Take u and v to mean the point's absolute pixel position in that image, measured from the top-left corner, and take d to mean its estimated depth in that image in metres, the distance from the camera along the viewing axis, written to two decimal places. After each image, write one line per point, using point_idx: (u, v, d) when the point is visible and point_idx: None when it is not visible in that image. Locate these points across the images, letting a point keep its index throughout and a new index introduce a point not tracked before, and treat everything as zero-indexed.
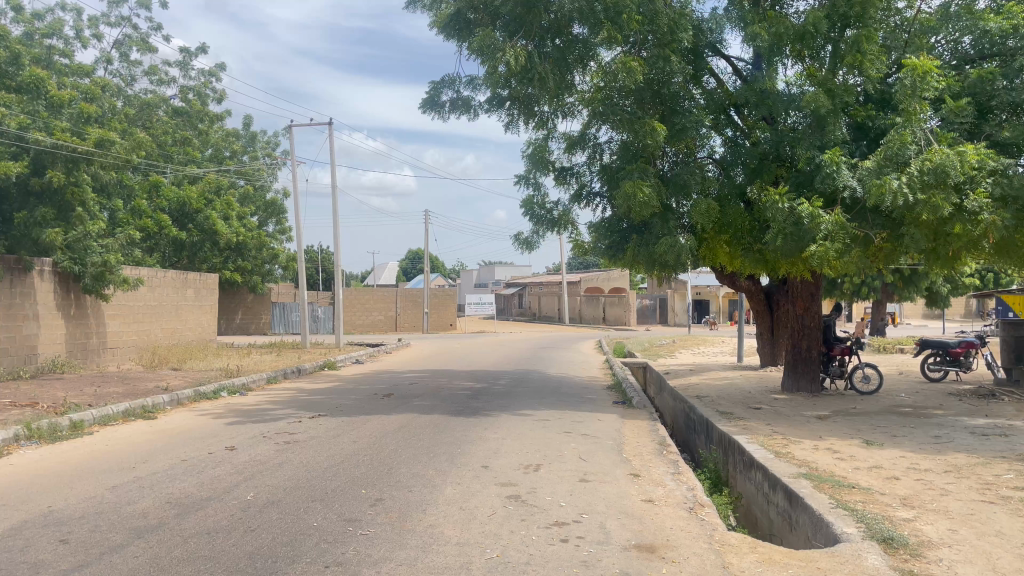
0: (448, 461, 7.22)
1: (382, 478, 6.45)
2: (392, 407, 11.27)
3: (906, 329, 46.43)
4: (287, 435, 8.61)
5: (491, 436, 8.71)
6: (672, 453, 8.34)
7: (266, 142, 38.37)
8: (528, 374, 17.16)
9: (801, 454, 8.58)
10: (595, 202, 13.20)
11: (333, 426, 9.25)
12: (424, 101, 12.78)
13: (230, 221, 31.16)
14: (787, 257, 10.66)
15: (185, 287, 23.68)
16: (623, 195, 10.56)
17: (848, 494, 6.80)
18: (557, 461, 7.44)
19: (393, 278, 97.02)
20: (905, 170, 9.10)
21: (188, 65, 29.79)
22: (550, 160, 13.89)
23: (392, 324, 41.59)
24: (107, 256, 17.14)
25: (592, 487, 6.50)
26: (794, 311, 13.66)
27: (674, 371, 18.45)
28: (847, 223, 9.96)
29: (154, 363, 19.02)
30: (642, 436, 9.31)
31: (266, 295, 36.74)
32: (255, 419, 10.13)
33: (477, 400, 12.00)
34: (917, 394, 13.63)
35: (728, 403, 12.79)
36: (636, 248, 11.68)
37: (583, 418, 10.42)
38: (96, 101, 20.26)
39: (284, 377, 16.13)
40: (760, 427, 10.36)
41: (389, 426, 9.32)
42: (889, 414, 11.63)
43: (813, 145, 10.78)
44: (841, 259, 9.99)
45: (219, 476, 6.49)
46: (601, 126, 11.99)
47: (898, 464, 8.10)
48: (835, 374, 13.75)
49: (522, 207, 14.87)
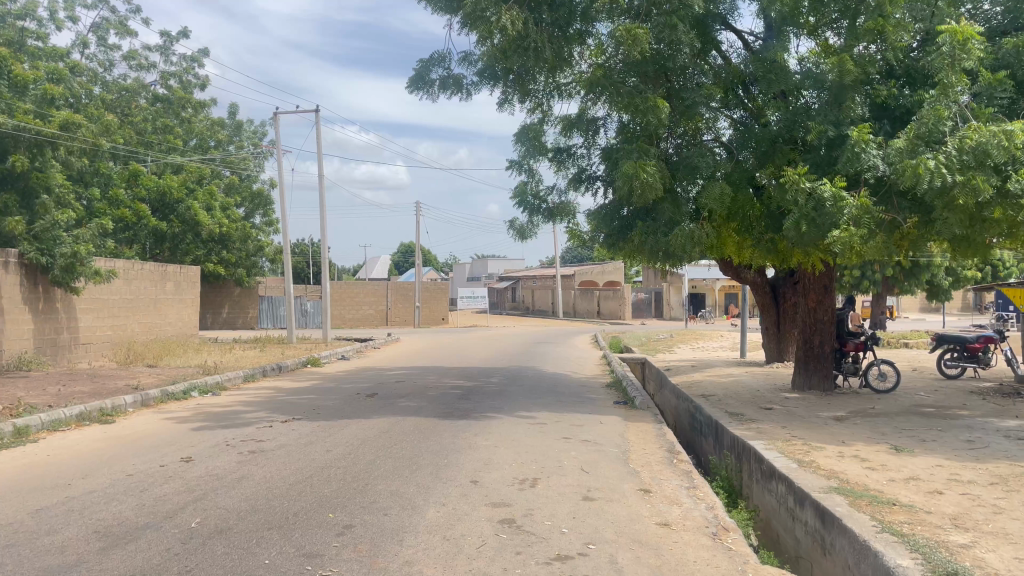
0: (431, 475, 6.32)
1: (354, 499, 5.56)
2: (375, 408, 10.34)
3: (905, 323, 45.72)
4: (254, 443, 7.69)
5: (481, 443, 7.81)
6: (684, 464, 7.48)
7: (252, 131, 37.37)
8: (523, 371, 16.23)
9: (827, 462, 7.71)
10: (595, 187, 12.30)
11: (306, 432, 8.31)
12: (411, 80, 11.84)
13: (213, 212, 30.04)
14: (804, 247, 9.81)
15: (165, 279, 22.74)
16: (624, 177, 9.65)
17: (891, 514, 5.95)
18: (556, 474, 6.55)
19: (385, 272, 95.95)
20: (940, 148, 8.33)
21: (169, 49, 28.69)
22: (545, 143, 12.97)
23: (383, 318, 40.64)
24: (76, 247, 16.10)
25: (598, 508, 5.62)
26: (804, 305, 12.84)
27: (675, 368, 17.56)
28: (872, 208, 9.14)
29: (129, 360, 18.04)
30: (649, 442, 8.43)
31: (253, 288, 35.78)
32: (222, 423, 9.18)
33: (468, 400, 11.10)
34: (936, 392, 12.78)
35: (737, 403, 11.97)
36: (640, 236, 10.78)
37: (583, 421, 9.52)
38: (65, 82, 19.25)
39: (263, 374, 15.18)
40: (776, 431, 9.49)
41: (370, 431, 8.41)
42: (912, 415, 10.79)
43: (828, 121, 9.90)
44: (865, 246, 9.14)
45: (166, 495, 5.62)
46: (600, 103, 11.09)
47: (937, 475, 7.24)
48: (848, 371, 12.90)
49: (514, 195, 13.98)
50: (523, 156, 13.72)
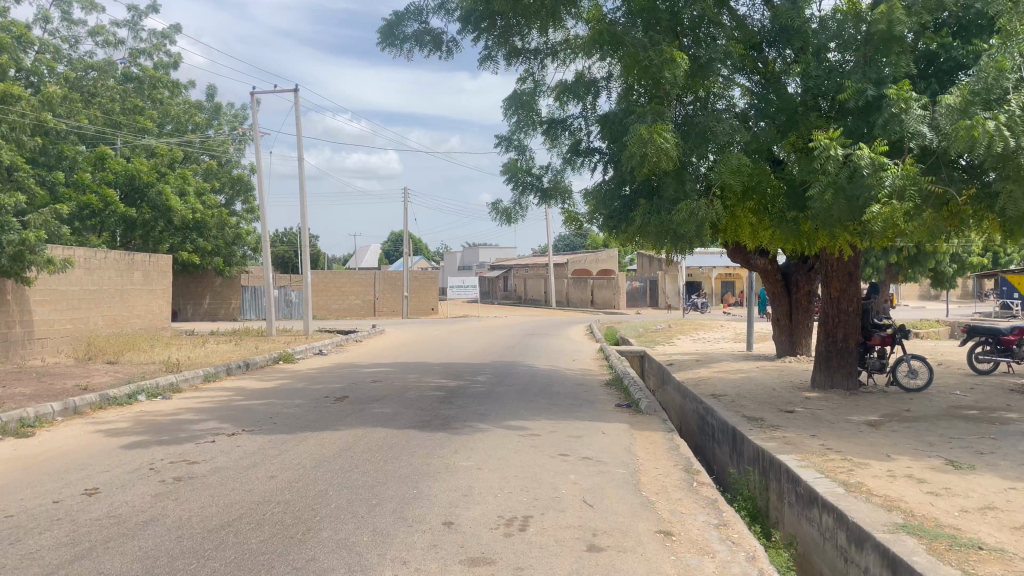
0: (392, 515, 4.96)
1: (284, 556, 4.21)
2: (342, 415, 8.97)
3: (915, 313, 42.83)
4: (185, 464, 6.32)
5: (461, 464, 6.46)
6: (707, 489, 6.13)
7: (232, 115, 35.94)
8: (514, 367, 14.87)
9: (879, 484, 6.40)
10: (594, 161, 10.92)
11: (252, 449, 6.94)
12: (382, 33, 10.56)
13: (186, 197, 28.47)
14: (833, 225, 8.46)
15: (132, 269, 21.31)
16: (633, 142, 8.30)
17: (983, 564, 4.67)
18: (552, 511, 5.20)
19: (376, 262, 94.76)
20: (1004, 106, 7.32)
21: (139, 25, 27.13)
22: (538, 112, 11.59)
23: (370, 309, 39.22)
24: (24, 234, 14.59)
25: (607, 565, 4.28)
26: (826, 294, 11.58)
27: (678, 362, 16.21)
28: (919, 178, 7.83)
29: (87, 357, 16.62)
30: (663, 459, 7.09)
31: (235, 279, 34.32)
32: (159, 436, 7.78)
33: (449, 405, 9.75)
34: (973, 391, 11.50)
35: (753, 405, 10.63)
36: (642, 218, 9.41)
37: (582, 432, 8.17)
38: (9, 53, 17.79)
39: (227, 373, 13.76)
40: (807, 442, 8.15)
41: (330, 447, 7.03)
42: (955, 419, 9.48)
43: (868, 78, 8.61)
44: (909, 224, 7.85)
45: (37, 553, 4.25)
46: (601, 62, 9.75)
47: (1016, 502, 5.93)
48: (874, 367, 11.57)
49: (504, 173, 12.62)
50: (513, 130, 12.35)
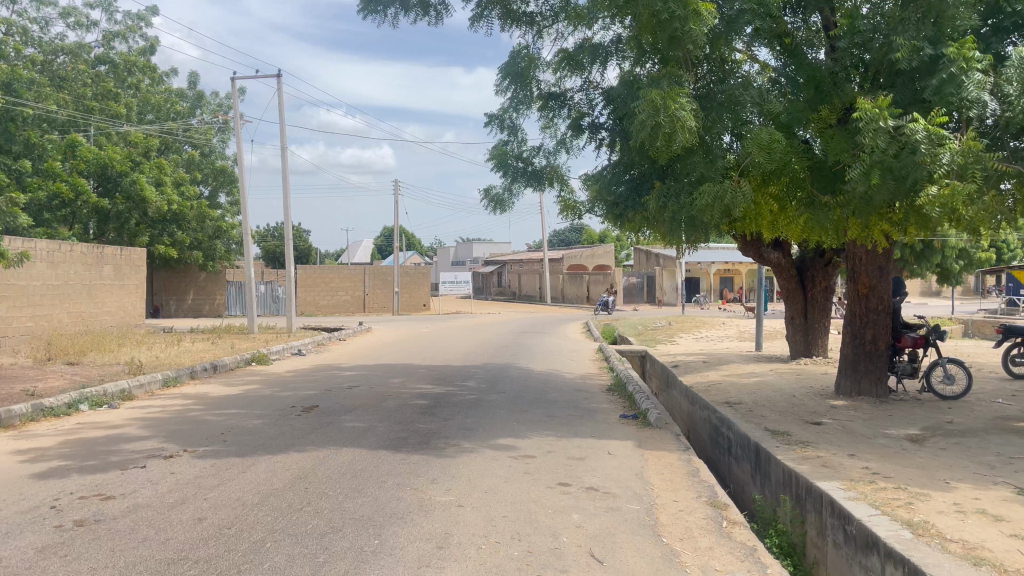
0: None
1: None
2: (307, 430, 7.77)
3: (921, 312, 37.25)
4: (97, 502, 5.11)
5: (439, 498, 5.27)
6: (741, 531, 4.96)
7: (216, 104, 34.59)
8: (506, 371, 13.63)
9: (950, 524, 5.23)
10: (598, 141, 9.73)
11: (187, 478, 5.74)
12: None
13: (162, 187, 27.07)
14: (875, 210, 7.22)
15: (101, 263, 20.01)
16: (648, 110, 7.12)
17: None
18: (551, 570, 4.04)
19: (368, 259, 93.56)
20: None
21: (113, 6, 25.76)
22: (535, 86, 10.41)
23: (360, 305, 37.96)
24: None
25: None
26: (852, 291, 10.40)
27: (683, 363, 15.06)
28: (983, 153, 6.60)
29: (46, 358, 15.34)
30: (682, 489, 5.91)
31: (219, 273, 33.01)
32: (82, 458, 6.55)
33: (432, 417, 8.54)
34: (1017, 399, 10.32)
35: (774, 415, 9.45)
36: (655, 202, 8.21)
37: (586, 453, 6.97)
38: None
39: (191, 376, 12.52)
40: (847, 464, 6.97)
41: (281, 476, 5.82)
42: (1007, 434, 8.32)
43: (921, 37, 7.38)
44: (973, 209, 6.60)
45: None
46: (607, 23, 8.58)
47: None
48: (903, 372, 10.40)
49: (493, 158, 11.43)
50: (506, 108, 11.14)
